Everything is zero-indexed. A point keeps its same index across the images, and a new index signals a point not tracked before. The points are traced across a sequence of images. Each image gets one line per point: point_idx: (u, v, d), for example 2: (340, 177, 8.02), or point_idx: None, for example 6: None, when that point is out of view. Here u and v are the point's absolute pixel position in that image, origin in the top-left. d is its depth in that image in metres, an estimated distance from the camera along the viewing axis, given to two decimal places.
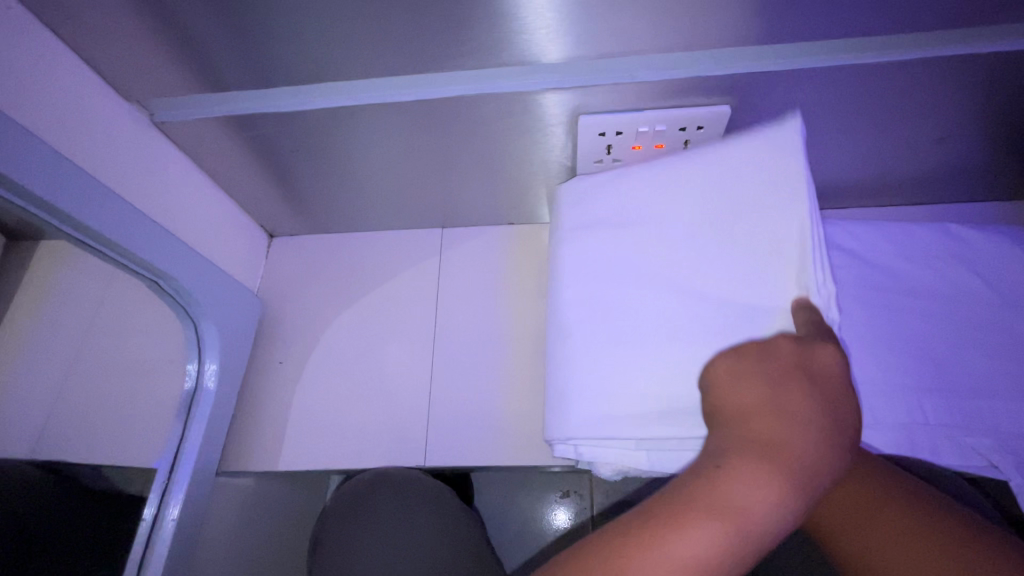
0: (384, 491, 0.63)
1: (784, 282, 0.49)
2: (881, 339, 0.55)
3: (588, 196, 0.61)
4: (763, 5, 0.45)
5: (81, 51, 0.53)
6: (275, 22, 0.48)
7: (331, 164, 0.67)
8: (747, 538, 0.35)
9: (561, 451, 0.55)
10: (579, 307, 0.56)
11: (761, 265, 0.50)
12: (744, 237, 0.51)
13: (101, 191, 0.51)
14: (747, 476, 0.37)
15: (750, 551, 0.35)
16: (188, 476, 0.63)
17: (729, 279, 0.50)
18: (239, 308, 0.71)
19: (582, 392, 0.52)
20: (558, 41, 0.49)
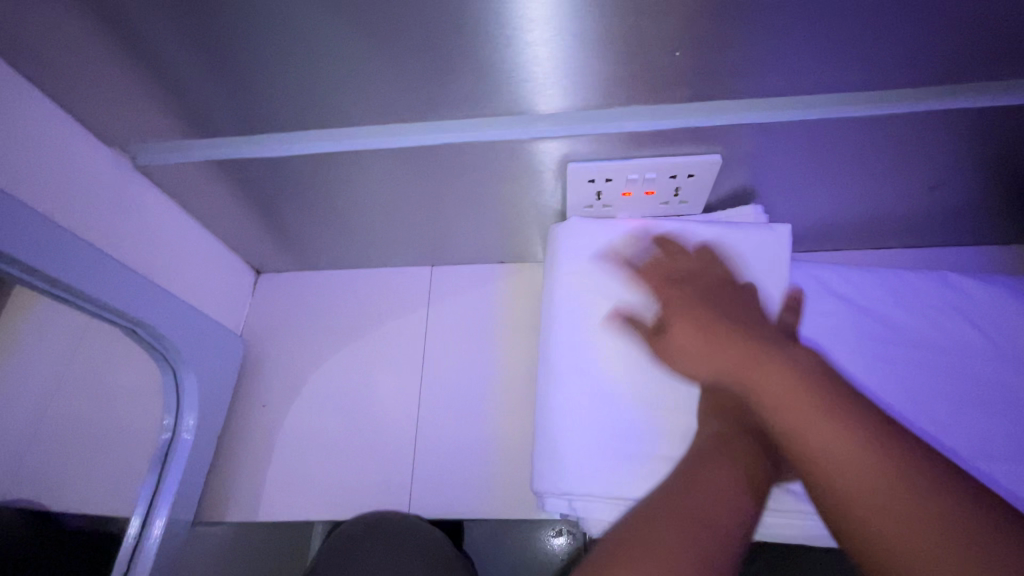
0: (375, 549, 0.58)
1: None
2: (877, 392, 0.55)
3: (584, 239, 0.61)
4: (749, 63, 0.45)
5: (59, 98, 0.51)
6: (264, 72, 0.47)
7: (319, 206, 0.66)
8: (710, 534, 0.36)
9: (552, 504, 0.53)
10: (581, 361, 0.55)
11: None
12: None
13: (75, 243, 0.49)
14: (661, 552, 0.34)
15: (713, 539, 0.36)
16: (160, 536, 0.60)
17: None
18: (219, 351, 0.69)
19: (580, 451, 0.51)
20: (549, 93, 0.49)
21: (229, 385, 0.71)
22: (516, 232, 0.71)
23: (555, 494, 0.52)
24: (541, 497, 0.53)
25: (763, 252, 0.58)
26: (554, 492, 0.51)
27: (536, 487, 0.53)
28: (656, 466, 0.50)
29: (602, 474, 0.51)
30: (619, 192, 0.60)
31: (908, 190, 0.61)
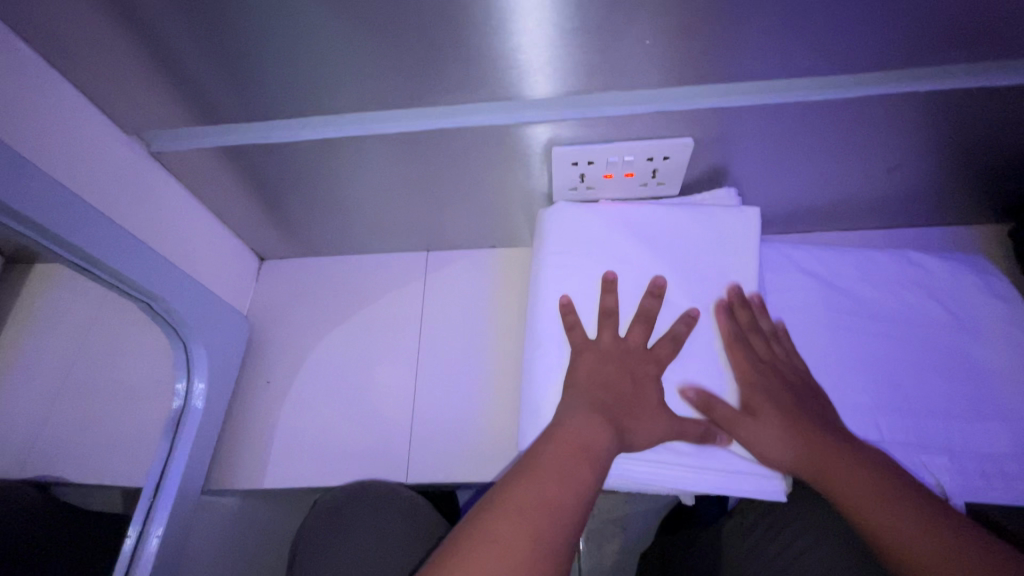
0: (358, 500, 0.65)
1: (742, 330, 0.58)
2: (843, 362, 0.60)
3: (570, 220, 0.65)
4: (713, 50, 0.50)
5: (82, 86, 0.56)
6: (273, 61, 0.51)
7: (321, 192, 0.70)
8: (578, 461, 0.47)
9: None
10: (570, 328, 0.59)
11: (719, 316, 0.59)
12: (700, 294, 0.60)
13: (97, 218, 0.53)
14: (586, 409, 0.51)
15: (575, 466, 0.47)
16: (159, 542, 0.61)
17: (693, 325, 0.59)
18: (227, 329, 0.73)
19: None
20: (534, 79, 0.53)
21: (235, 362, 0.75)
22: (507, 216, 0.75)
23: None
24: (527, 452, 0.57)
25: (735, 235, 0.63)
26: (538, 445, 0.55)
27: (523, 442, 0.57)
28: None
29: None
30: (601, 174, 0.65)
31: (869, 172, 0.66)
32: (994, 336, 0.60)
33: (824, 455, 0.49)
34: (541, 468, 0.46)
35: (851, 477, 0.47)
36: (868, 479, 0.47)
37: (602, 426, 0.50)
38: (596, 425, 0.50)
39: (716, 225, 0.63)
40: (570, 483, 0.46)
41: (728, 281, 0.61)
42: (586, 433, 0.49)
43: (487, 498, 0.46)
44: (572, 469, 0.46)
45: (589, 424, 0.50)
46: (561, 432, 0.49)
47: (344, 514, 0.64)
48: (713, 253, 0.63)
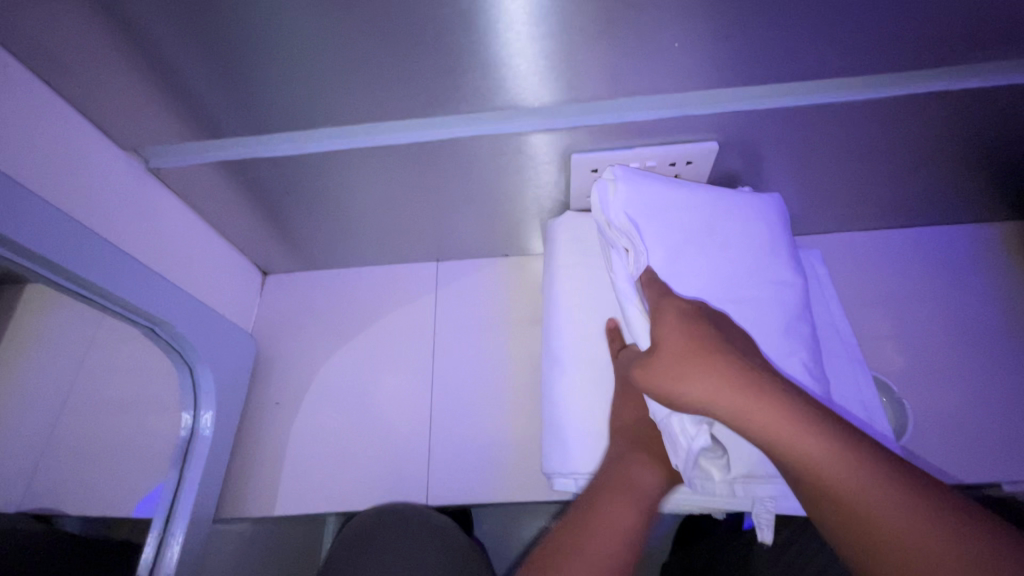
0: (386, 533, 0.61)
1: None
2: (861, 362, 0.60)
3: (580, 229, 0.64)
4: (741, 53, 0.48)
5: (74, 101, 0.53)
6: (276, 74, 0.49)
7: (329, 206, 0.68)
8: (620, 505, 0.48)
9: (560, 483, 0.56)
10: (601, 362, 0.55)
11: None
12: None
13: (93, 242, 0.50)
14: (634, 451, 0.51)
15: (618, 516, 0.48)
16: (177, 555, 0.60)
17: None
18: (232, 349, 0.70)
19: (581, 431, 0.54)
20: (553, 85, 0.51)
21: (242, 382, 0.72)
22: (519, 224, 0.73)
23: (563, 473, 0.54)
24: (551, 475, 0.56)
25: None
26: (559, 469, 0.54)
27: (545, 467, 0.57)
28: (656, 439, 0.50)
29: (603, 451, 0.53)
30: None
31: (894, 173, 0.64)
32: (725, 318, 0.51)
33: (752, 407, 0.39)
34: (591, 534, 0.47)
35: (807, 444, 0.37)
36: (837, 459, 0.37)
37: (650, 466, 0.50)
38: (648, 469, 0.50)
39: None
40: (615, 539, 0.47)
41: None
42: (637, 479, 0.49)
43: (541, 565, 0.46)
44: (621, 523, 0.47)
45: (641, 468, 0.50)
46: (614, 481, 0.49)
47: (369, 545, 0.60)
48: None
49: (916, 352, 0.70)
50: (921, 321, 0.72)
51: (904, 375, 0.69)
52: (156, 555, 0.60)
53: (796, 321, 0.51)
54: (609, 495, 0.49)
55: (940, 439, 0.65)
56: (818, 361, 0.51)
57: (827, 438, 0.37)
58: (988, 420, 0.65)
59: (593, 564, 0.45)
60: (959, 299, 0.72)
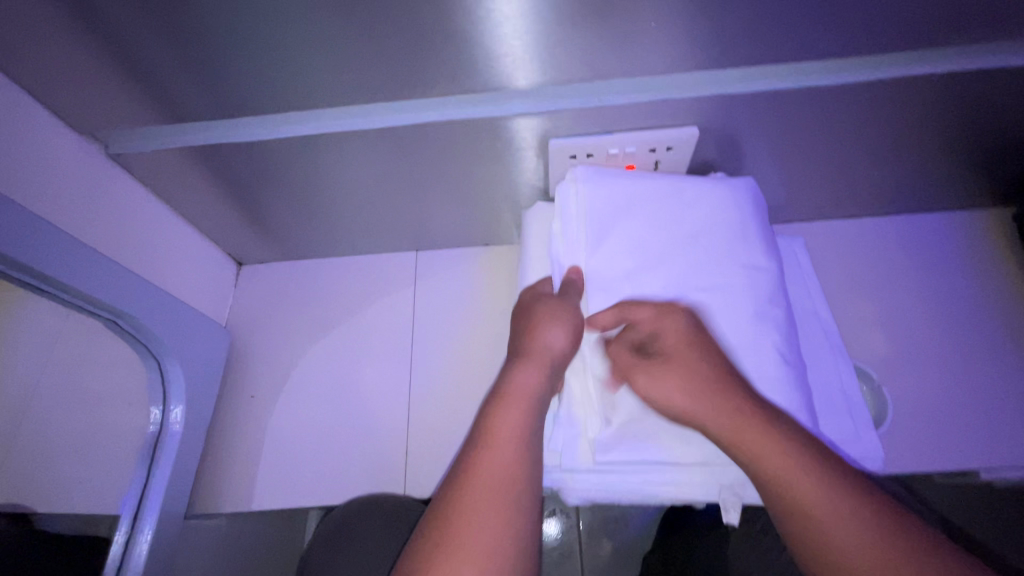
0: (374, 519, 0.61)
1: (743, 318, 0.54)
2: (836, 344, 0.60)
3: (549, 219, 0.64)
4: (722, 34, 0.46)
5: (25, 83, 0.50)
6: (238, 53, 0.46)
7: (301, 194, 0.66)
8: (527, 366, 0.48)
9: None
10: None
11: None
12: None
13: (50, 232, 0.48)
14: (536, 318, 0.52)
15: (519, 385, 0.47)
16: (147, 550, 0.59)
17: None
18: (204, 343, 0.68)
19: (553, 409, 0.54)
20: (527, 67, 0.49)
21: (216, 376, 0.71)
22: (498, 212, 0.71)
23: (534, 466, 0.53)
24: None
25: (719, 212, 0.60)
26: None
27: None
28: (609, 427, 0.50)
29: (583, 439, 0.51)
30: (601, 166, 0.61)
31: (877, 160, 0.63)
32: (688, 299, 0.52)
33: (748, 424, 0.44)
34: (515, 395, 0.46)
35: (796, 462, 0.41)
36: (822, 496, 0.39)
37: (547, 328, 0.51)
38: (551, 326, 0.51)
39: None
40: (536, 388, 0.47)
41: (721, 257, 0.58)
42: (540, 338, 0.50)
43: (469, 435, 0.44)
44: (537, 377, 0.47)
45: (546, 330, 0.51)
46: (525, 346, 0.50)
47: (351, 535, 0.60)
48: None
49: (897, 340, 0.70)
50: (902, 308, 0.72)
51: (885, 362, 0.69)
52: (124, 551, 0.59)
53: (769, 305, 0.52)
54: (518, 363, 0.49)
55: (919, 426, 0.65)
56: (792, 344, 0.52)
57: (820, 466, 0.41)
58: (966, 405, 0.65)
59: (516, 417, 0.44)
60: (940, 286, 0.72)
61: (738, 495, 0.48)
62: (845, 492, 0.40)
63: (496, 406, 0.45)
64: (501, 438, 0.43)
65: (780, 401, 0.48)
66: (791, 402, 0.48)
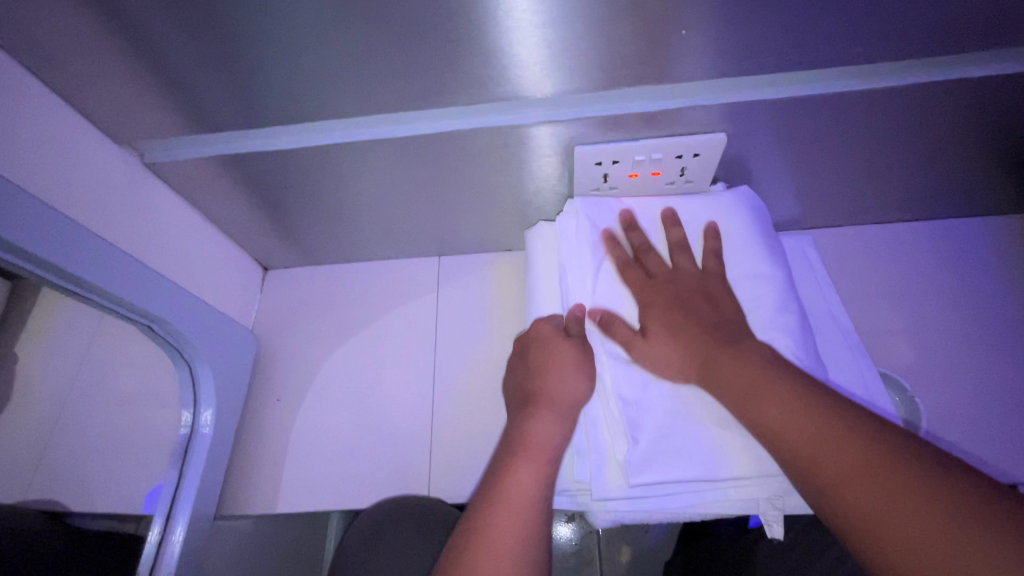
0: (404, 519, 0.62)
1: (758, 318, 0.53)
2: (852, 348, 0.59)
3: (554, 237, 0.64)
4: (754, 40, 0.46)
5: (67, 95, 0.51)
6: (270, 64, 0.47)
7: (327, 200, 0.67)
8: (539, 420, 0.49)
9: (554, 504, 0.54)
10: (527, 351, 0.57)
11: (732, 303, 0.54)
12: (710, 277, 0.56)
13: (86, 239, 0.49)
14: (551, 363, 0.52)
15: (531, 440, 0.47)
16: (180, 548, 0.59)
17: None
18: (232, 346, 0.69)
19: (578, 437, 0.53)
20: (555, 75, 0.49)
21: (244, 379, 0.72)
22: (520, 218, 0.72)
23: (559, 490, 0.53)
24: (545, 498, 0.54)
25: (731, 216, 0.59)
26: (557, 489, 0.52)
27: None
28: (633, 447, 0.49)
29: (612, 462, 0.50)
30: (626, 173, 0.61)
31: (910, 165, 0.62)
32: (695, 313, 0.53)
33: (758, 385, 0.44)
34: (531, 449, 0.47)
35: (805, 424, 0.40)
36: (845, 458, 0.37)
37: (560, 374, 0.51)
38: (567, 374, 0.51)
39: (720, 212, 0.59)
40: (551, 442, 0.48)
41: (737, 261, 0.57)
42: (557, 387, 0.51)
43: (479, 494, 0.45)
44: (553, 430, 0.48)
45: (559, 376, 0.51)
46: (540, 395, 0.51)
47: (382, 535, 0.62)
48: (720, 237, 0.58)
49: (929, 349, 0.68)
50: (935, 316, 0.70)
51: (917, 372, 0.67)
52: (156, 553, 0.58)
53: (782, 314, 0.53)
54: (530, 413, 0.50)
55: (954, 437, 0.63)
56: (810, 350, 0.51)
57: (834, 425, 0.39)
58: (1004, 417, 0.63)
59: (532, 474, 0.45)
60: (975, 294, 0.70)
61: (779, 508, 0.47)
62: (884, 451, 0.37)
63: (511, 463, 0.46)
64: (515, 498, 0.43)
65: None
66: None
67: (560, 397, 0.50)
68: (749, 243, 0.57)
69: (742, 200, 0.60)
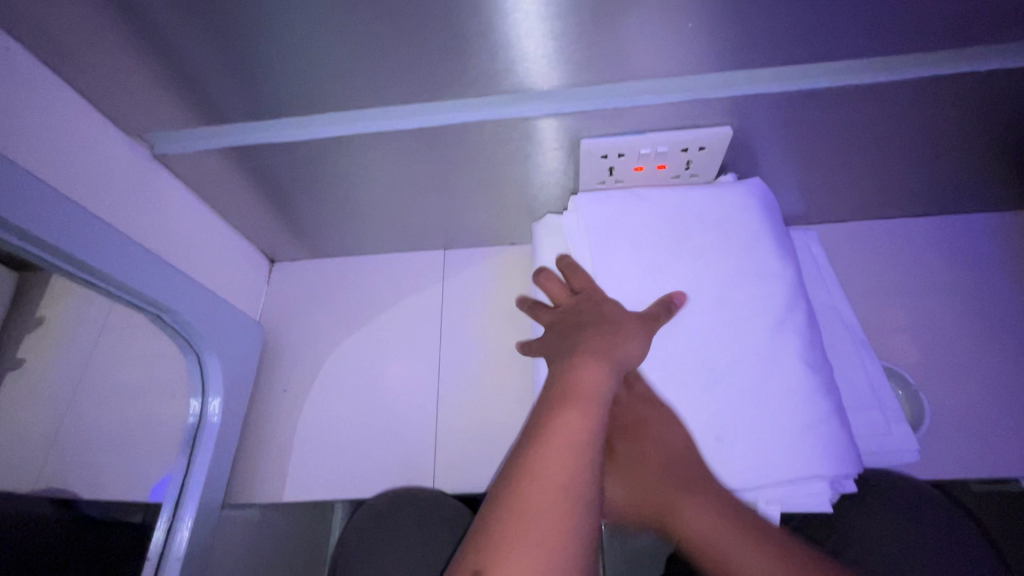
0: (407, 508, 0.62)
1: (763, 313, 0.53)
2: (856, 342, 0.60)
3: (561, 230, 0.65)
4: (760, 33, 0.46)
5: (80, 87, 0.52)
6: (279, 55, 0.48)
7: (335, 192, 0.67)
8: (589, 362, 0.45)
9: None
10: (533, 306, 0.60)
11: (739, 297, 0.54)
12: (716, 273, 0.56)
13: (97, 227, 0.49)
14: (611, 327, 0.50)
15: (578, 382, 0.44)
16: (188, 536, 0.60)
17: (702, 312, 0.54)
18: (239, 336, 0.70)
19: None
20: (562, 67, 0.49)
21: (251, 370, 0.73)
22: (526, 212, 0.72)
23: None
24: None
25: (739, 210, 0.59)
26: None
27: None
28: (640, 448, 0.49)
29: None
30: (631, 167, 0.61)
31: (916, 160, 0.62)
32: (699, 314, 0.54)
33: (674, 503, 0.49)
34: (580, 396, 0.43)
35: (716, 538, 0.46)
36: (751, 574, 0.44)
37: (605, 331, 0.49)
38: (624, 338, 0.49)
39: (727, 207, 0.59)
40: (602, 384, 0.44)
41: (744, 255, 0.56)
42: (617, 346, 0.48)
43: (527, 435, 0.42)
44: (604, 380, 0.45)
45: (619, 334, 0.49)
46: (593, 345, 0.47)
47: (385, 525, 0.61)
48: (726, 233, 0.58)
49: (934, 344, 0.68)
50: (939, 311, 0.70)
51: (921, 366, 0.67)
52: (166, 539, 0.60)
53: (787, 311, 0.53)
54: (579, 356, 0.46)
55: (958, 431, 0.63)
56: (815, 348, 0.52)
57: (736, 540, 0.45)
58: (1009, 412, 0.63)
59: (581, 420, 0.41)
60: (979, 289, 0.70)
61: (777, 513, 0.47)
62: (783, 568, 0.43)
63: (560, 404, 0.42)
64: (564, 442, 0.40)
65: (803, 411, 0.48)
66: (818, 405, 0.48)
67: (625, 355, 0.48)
68: (754, 238, 0.57)
69: (751, 193, 0.60)
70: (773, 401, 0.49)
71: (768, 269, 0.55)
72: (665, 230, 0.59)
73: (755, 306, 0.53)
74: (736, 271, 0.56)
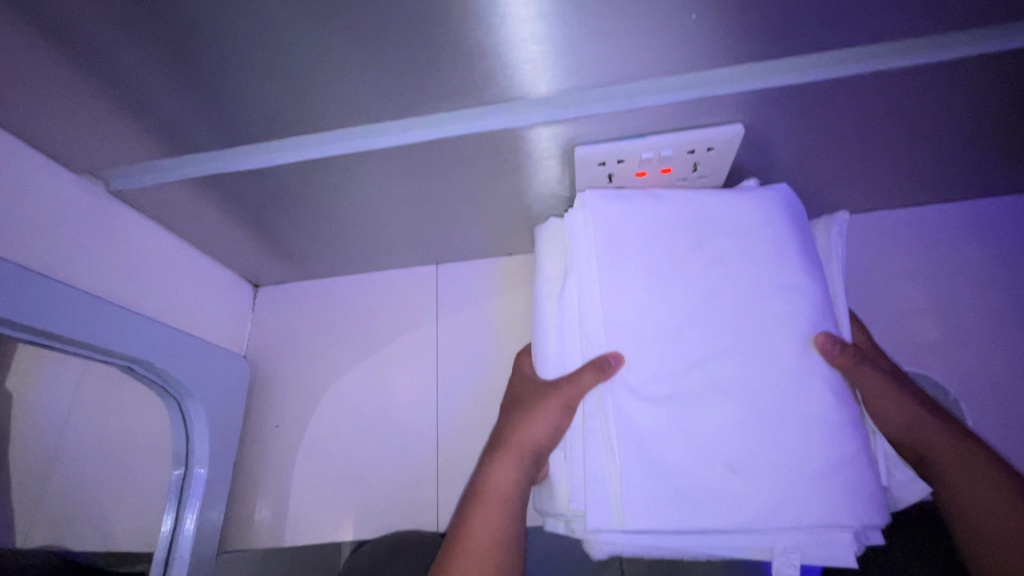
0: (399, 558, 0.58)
1: (786, 330, 0.48)
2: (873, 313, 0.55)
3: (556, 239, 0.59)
4: (775, 22, 0.40)
5: (18, 130, 0.47)
6: (231, 79, 0.42)
7: (313, 215, 0.62)
8: (491, 464, 0.50)
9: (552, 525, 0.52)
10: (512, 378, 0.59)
11: (757, 310, 0.49)
12: (734, 283, 0.51)
13: (49, 288, 0.44)
14: (522, 409, 0.52)
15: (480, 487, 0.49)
16: None
17: (720, 330, 0.49)
18: (224, 375, 0.66)
19: (573, 467, 0.49)
20: (550, 73, 0.44)
21: (240, 407, 0.69)
22: (519, 223, 0.67)
23: (553, 515, 0.51)
24: (545, 517, 0.52)
25: (757, 216, 0.53)
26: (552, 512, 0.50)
27: (539, 507, 0.52)
28: (666, 493, 0.45)
29: (614, 500, 0.46)
30: (632, 172, 0.56)
31: (949, 146, 0.56)
32: (715, 329, 0.49)
33: None
34: (491, 496, 0.48)
35: None
36: None
37: (514, 424, 0.51)
38: (532, 420, 0.50)
39: (744, 215, 0.53)
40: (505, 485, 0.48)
41: (765, 264, 0.51)
42: (522, 431, 0.50)
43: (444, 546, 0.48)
44: (512, 472, 0.49)
45: (525, 420, 0.50)
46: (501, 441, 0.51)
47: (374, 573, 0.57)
48: (742, 241, 0.52)
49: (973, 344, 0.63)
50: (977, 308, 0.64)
51: (959, 372, 0.62)
52: None
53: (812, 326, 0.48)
54: (489, 459, 0.51)
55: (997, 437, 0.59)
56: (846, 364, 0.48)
57: None
58: None
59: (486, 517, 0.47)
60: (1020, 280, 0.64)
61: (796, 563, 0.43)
62: None
63: (469, 514, 0.48)
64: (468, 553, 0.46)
65: (832, 449, 0.44)
66: (851, 440, 0.44)
67: (525, 440, 0.49)
68: (771, 246, 0.52)
69: (771, 200, 0.54)
70: (802, 429, 0.45)
71: (790, 278, 0.50)
72: (678, 235, 0.53)
73: (778, 323, 0.48)
74: (755, 282, 0.50)
